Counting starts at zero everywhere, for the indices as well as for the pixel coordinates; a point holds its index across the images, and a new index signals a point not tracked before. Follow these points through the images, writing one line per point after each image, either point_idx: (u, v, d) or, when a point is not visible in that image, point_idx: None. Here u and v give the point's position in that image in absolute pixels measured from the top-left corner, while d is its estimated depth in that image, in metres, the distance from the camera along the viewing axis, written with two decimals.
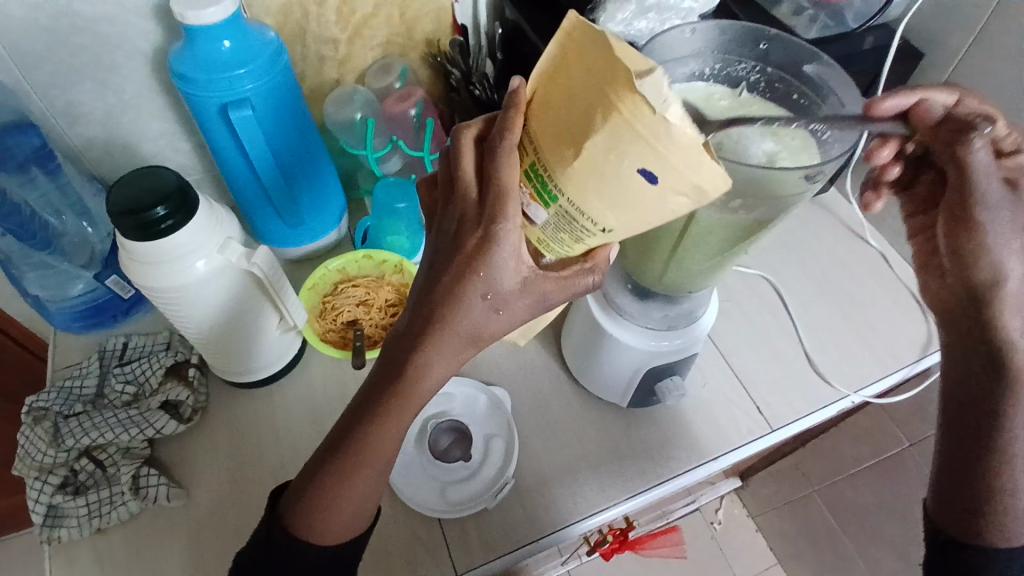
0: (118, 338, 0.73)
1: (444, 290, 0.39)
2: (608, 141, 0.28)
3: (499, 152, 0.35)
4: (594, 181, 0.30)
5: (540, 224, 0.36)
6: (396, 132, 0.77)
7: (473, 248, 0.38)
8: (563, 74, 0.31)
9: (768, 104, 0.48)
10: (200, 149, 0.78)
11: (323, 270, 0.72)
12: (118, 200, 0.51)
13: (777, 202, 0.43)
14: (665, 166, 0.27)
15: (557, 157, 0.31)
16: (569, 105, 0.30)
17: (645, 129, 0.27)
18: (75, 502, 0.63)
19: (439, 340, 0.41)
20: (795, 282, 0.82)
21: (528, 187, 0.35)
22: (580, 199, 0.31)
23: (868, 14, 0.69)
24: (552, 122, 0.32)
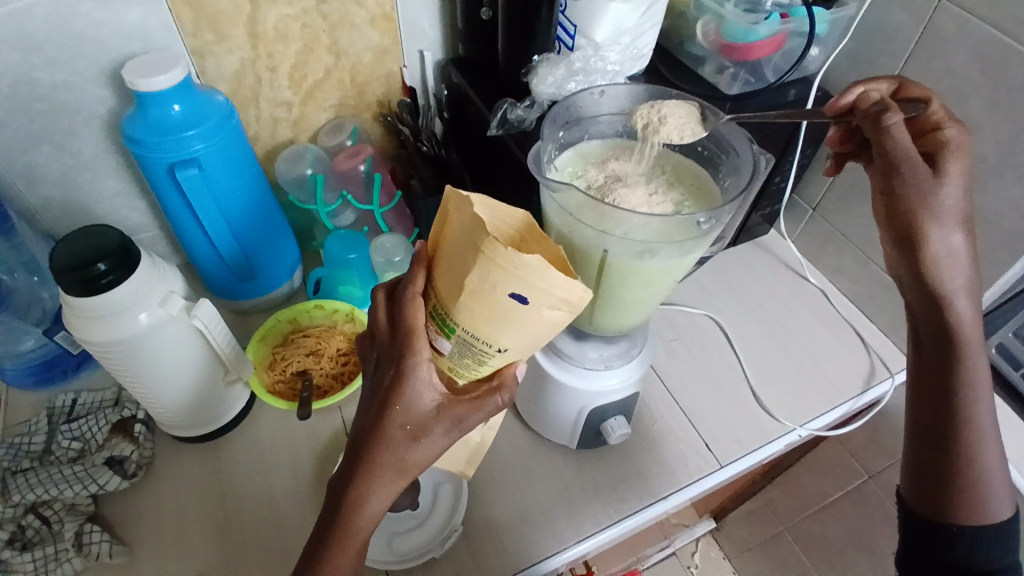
0: (67, 395, 0.73)
1: (370, 427, 0.44)
2: (482, 274, 0.37)
3: (405, 298, 0.43)
4: (483, 310, 0.39)
5: (448, 353, 0.44)
6: (347, 187, 0.81)
7: (390, 382, 0.44)
8: (447, 230, 0.41)
9: (676, 159, 0.52)
10: (155, 207, 0.80)
11: (273, 320, 0.75)
12: (61, 255, 0.52)
13: (679, 248, 0.44)
14: (528, 286, 0.37)
15: (452, 298, 0.40)
16: (454, 254, 0.39)
17: (510, 263, 0.36)
18: (22, 558, 0.61)
19: (370, 472, 0.45)
20: (740, 322, 0.85)
21: (433, 324, 0.43)
22: (475, 326, 0.40)
23: (785, 69, 0.75)
24: (444, 271, 0.41)
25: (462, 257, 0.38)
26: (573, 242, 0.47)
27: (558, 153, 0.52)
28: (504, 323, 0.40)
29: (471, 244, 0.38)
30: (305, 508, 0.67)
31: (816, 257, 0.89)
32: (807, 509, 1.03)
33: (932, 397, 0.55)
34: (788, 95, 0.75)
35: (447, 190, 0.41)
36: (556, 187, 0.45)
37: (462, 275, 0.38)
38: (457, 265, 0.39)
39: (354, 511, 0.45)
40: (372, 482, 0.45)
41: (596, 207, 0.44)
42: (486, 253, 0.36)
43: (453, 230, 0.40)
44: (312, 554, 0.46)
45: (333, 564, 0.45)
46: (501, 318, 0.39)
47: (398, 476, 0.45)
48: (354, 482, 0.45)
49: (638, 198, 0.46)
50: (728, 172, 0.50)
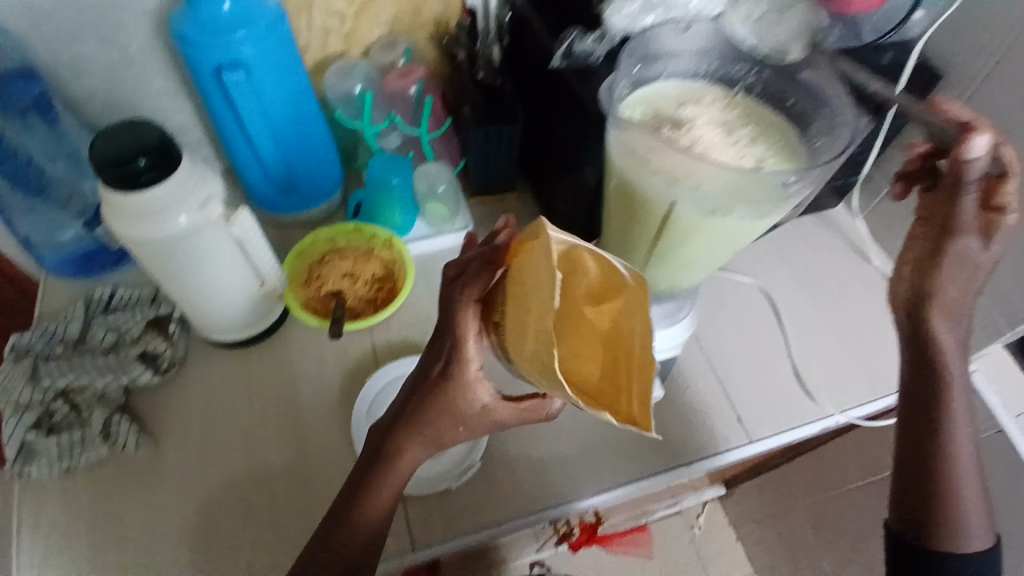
0: (105, 288, 0.73)
1: (417, 407, 0.47)
2: (542, 352, 0.37)
3: (460, 310, 0.43)
4: (540, 370, 0.39)
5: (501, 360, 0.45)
6: (395, 108, 0.77)
7: (439, 377, 0.46)
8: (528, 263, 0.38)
9: (761, 108, 0.46)
10: (200, 109, 0.78)
11: (312, 237, 0.74)
12: (101, 147, 0.50)
13: (759, 207, 0.41)
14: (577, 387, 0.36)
15: (514, 339, 0.40)
16: (523, 307, 0.38)
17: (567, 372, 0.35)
18: (48, 441, 0.63)
19: (410, 439, 0.49)
20: (791, 296, 0.80)
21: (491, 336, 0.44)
22: (529, 367, 0.40)
23: (885, 28, 0.66)
24: (512, 308, 0.40)
25: (529, 320, 0.37)
26: (637, 190, 0.43)
27: (630, 93, 0.46)
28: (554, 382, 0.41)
29: (538, 323, 0.36)
30: (330, 427, 0.68)
31: (883, 237, 0.83)
32: (826, 491, 1.01)
33: (916, 434, 0.55)
34: (884, 59, 0.65)
35: (539, 224, 0.37)
36: (628, 126, 0.41)
37: (525, 337, 0.38)
38: (524, 324, 0.38)
39: (393, 467, 0.49)
40: (411, 452, 0.49)
41: (668, 150, 0.40)
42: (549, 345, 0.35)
43: (527, 282, 0.37)
44: (352, 490, 0.50)
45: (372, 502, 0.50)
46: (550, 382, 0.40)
47: (433, 445, 0.49)
48: (395, 439, 0.49)
49: (721, 146, 0.42)
50: (822, 132, 0.45)
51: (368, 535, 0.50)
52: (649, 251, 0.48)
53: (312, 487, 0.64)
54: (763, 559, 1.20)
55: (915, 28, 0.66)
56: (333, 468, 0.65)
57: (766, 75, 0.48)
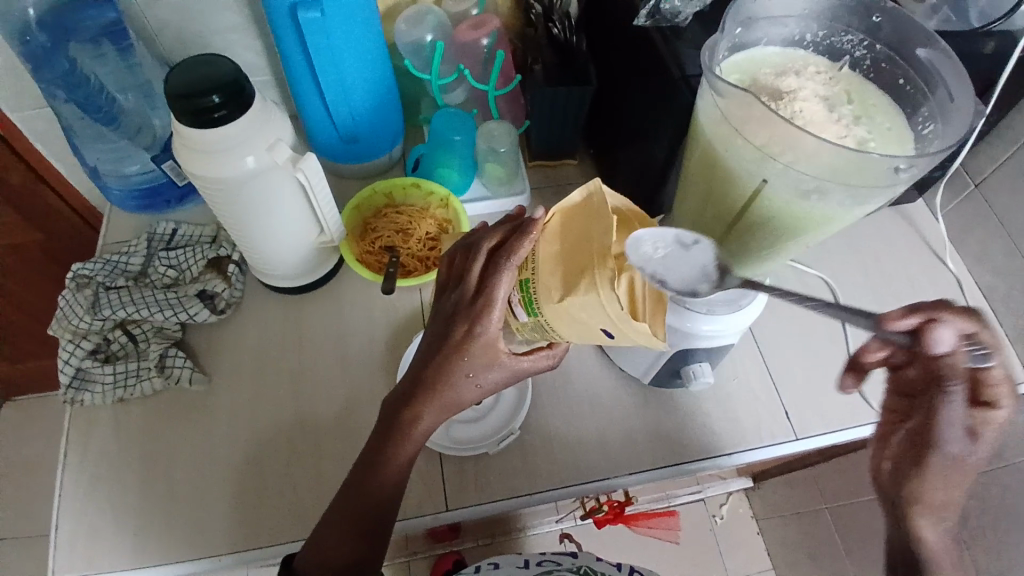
0: (167, 224, 0.75)
1: (438, 370, 0.47)
2: (583, 302, 0.39)
3: (503, 269, 0.43)
4: (571, 321, 0.42)
5: (519, 320, 0.46)
6: (463, 61, 0.75)
7: (462, 337, 0.45)
8: (573, 220, 0.42)
9: (867, 86, 0.43)
10: (270, 51, 0.77)
11: (369, 192, 0.73)
12: (176, 81, 0.50)
13: (861, 192, 0.38)
14: (618, 328, 0.40)
15: (549, 282, 0.41)
16: (574, 251, 0.41)
17: (618, 316, 0.39)
18: (103, 370, 0.66)
19: (428, 400, 0.48)
20: (853, 291, 0.77)
21: (519, 293, 0.45)
22: (555, 319, 0.43)
23: (993, 15, 0.59)
24: (552, 255, 0.42)
25: (582, 254, 0.40)
26: (726, 163, 0.42)
27: (727, 56, 0.44)
28: (578, 329, 0.43)
29: (596, 250, 0.39)
30: (374, 379, 0.68)
31: (963, 239, 0.77)
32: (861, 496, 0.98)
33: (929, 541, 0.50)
34: (986, 49, 0.58)
35: (591, 185, 0.42)
36: (724, 90, 0.39)
37: (574, 277, 0.40)
38: (567, 270, 0.41)
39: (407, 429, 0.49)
40: (424, 414, 0.48)
41: (768, 121, 0.38)
42: (597, 286, 0.38)
43: (577, 230, 0.41)
44: (375, 447, 0.50)
45: (389, 460, 0.49)
46: (578, 326, 0.42)
47: (450, 409, 0.49)
48: (412, 407, 0.48)
49: (822, 121, 0.39)
50: (931, 117, 0.42)
51: (390, 480, 0.50)
52: (728, 230, 0.47)
53: (352, 437, 0.65)
54: (783, 556, 1.17)
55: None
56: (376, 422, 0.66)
57: (877, 49, 0.45)
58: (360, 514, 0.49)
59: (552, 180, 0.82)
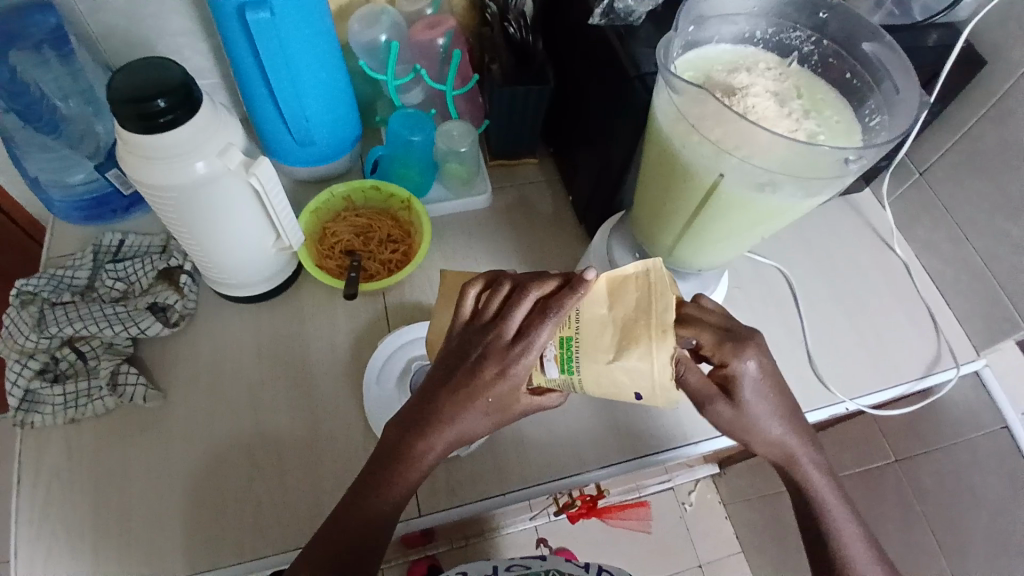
0: (114, 235, 0.72)
1: (455, 407, 0.46)
2: (637, 366, 0.42)
3: (552, 319, 0.43)
4: (605, 384, 0.44)
5: (546, 376, 0.45)
6: (421, 61, 0.75)
7: (488, 378, 0.45)
8: (627, 289, 0.44)
9: (816, 81, 0.45)
10: (218, 53, 0.75)
11: (328, 195, 0.71)
12: (118, 85, 0.48)
13: (810, 184, 0.39)
14: (653, 394, 0.43)
15: (596, 342, 0.43)
16: (624, 317, 0.43)
17: (662, 384, 0.42)
18: (53, 391, 0.63)
19: (439, 432, 0.47)
20: (809, 280, 0.79)
21: (555, 349, 0.45)
22: (589, 380, 0.44)
23: (936, 8, 0.64)
24: (602, 318, 0.44)
25: (636, 321, 0.43)
26: (683, 159, 0.42)
27: (682, 54, 0.45)
28: (605, 392, 0.44)
29: (652, 321, 0.42)
30: (339, 386, 0.67)
31: (910, 227, 0.80)
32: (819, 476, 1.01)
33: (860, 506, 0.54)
34: (930, 40, 0.62)
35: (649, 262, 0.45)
36: (679, 87, 0.40)
37: (629, 341, 0.42)
38: (621, 335, 0.43)
39: (410, 458, 0.48)
40: (431, 442, 0.48)
41: (723, 116, 0.39)
42: (655, 354, 0.42)
43: (631, 299, 0.44)
44: (375, 472, 0.49)
45: (389, 484, 0.49)
46: (610, 390, 0.44)
47: (456, 442, 0.49)
48: (420, 438, 0.48)
49: (773, 116, 0.40)
50: (877, 109, 0.44)
51: (387, 507, 0.49)
52: (687, 225, 0.47)
53: (319, 447, 0.63)
54: (749, 539, 1.20)
55: (966, 9, 0.65)
56: (344, 432, 0.64)
57: (825, 45, 0.46)
58: (352, 540, 0.48)
59: (513, 180, 0.82)
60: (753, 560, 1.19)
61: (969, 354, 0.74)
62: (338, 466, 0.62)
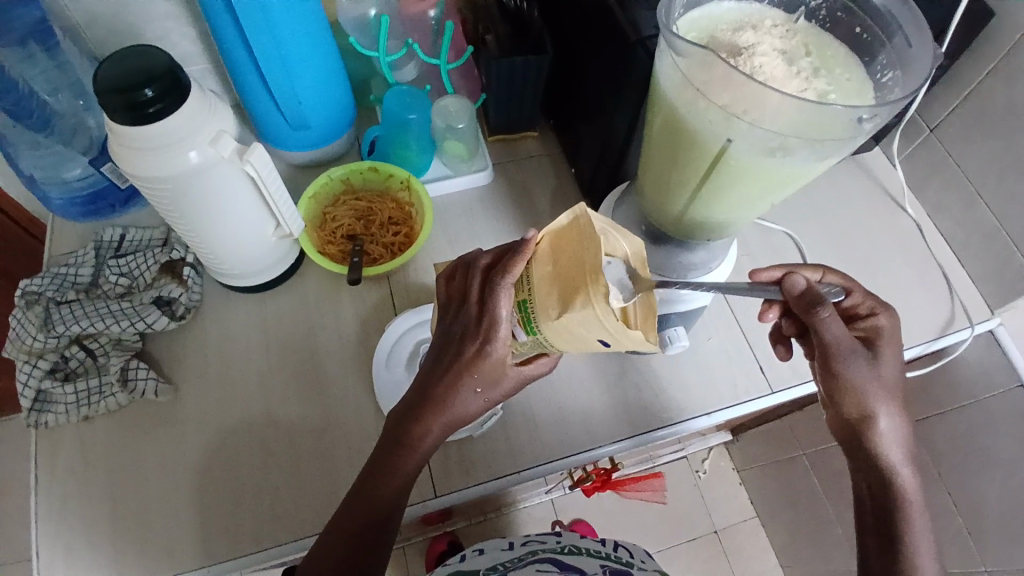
0: (115, 230, 0.71)
1: (445, 389, 0.47)
2: (580, 320, 0.36)
3: (500, 289, 0.41)
4: (570, 338, 0.40)
5: (520, 340, 0.44)
6: (413, 36, 0.74)
7: (471, 356, 0.45)
8: (565, 239, 0.38)
9: (824, 37, 0.43)
10: (206, 38, 0.73)
11: (325, 179, 0.70)
12: (104, 75, 0.46)
13: (822, 146, 0.38)
14: (616, 341, 0.38)
15: (544, 301, 0.39)
16: (563, 272, 0.38)
17: (614, 330, 0.36)
18: (64, 389, 0.63)
19: (436, 412, 0.48)
20: (819, 244, 0.78)
21: (517, 314, 0.42)
22: (554, 337, 0.40)
23: None
24: (545, 276, 0.39)
25: (573, 273, 0.37)
26: (689, 124, 0.41)
27: (684, 14, 0.43)
28: (577, 344, 0.40)
29: (586, 268, 0.36)
30: (348, 372, 0.67)
31: (921, 186, 0.78)
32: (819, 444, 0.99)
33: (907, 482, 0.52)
34: None
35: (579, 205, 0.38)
36: (683, 50, 0.38)
37: (568, 295, 0.37)
38: (562, 290, 0.37)
39: (410, 441, 0.49)
40: (429, 423, 0.48)
41: (730, 78, 0.37)
42: (591, 306, 0.35)
43: (567, 251, 0.38)
44: (380, 453, 0.50)
45: (393, 468, 0.49)
46: (576, 342, 0.39)
47: (456, 423, 0.49)
48: (420, 421, 0.48)
49: (784, 76, 0.39)
50: (890, 65, 0.42)
51: (398, 489, 0.49)
52: (694, 194, 0.46)
53: (333, 432, 0.63)
54: (764, 505, 1.20)
55: None
56: (355, 417, 0.64)
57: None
58: (372, 526, 0.48)
59: (513, 155, 0.81)
60: (768, 525, 1.20)
61: (984, 314, 0.74)
62: (352, 450, 0.63)
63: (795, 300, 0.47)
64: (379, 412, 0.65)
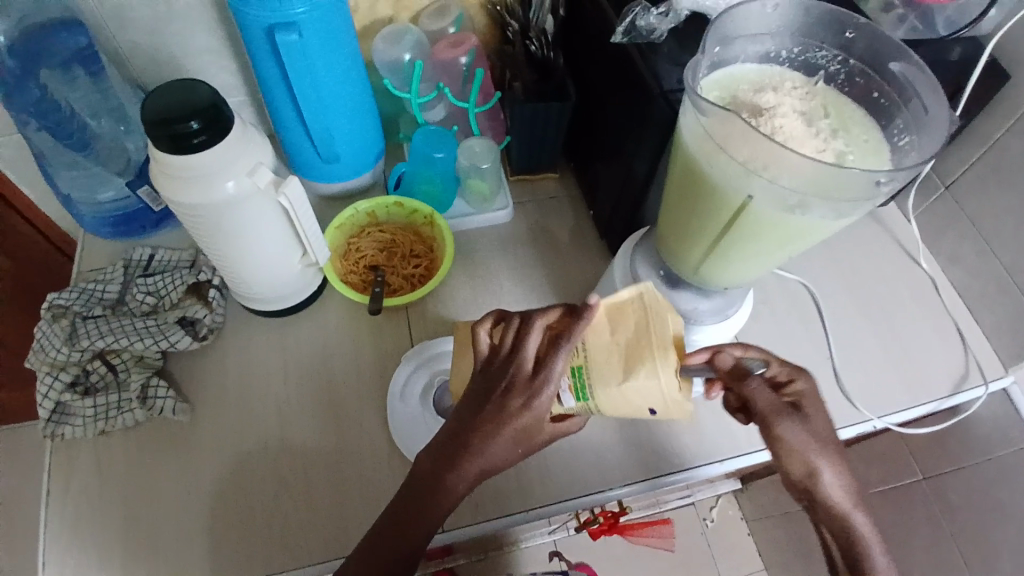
0: (144, 250, 0.74)
1: (480, 441, 0.46)
2: (646, 387, 0.43)
3: (562, 348, 0.44)
4: (620, 406, 0.45)
5: (565, 405, 0.46)
6: (443, 79, 0.76)
7: (515, 411, 0.44)
8: (627, 314, 0.45)
9: (840, 99, 0.45)
10: (245, 72, 0.77)
11: (352, 211, 0.72)
12: (153, 106, 0.49)
13: (838, 204, 0.39)
14: (665, 410, 0.44)
15: (606, 368, 0.44)
16: (625, 343, 0.44)
17: (670, 398, 0.43)
18: (83, 403, 0.65)
19: (467, 464, 0.46)
20: (833, 295, 0.78)
21: (568, 380, 0.45)
22: (604, 405, 0.45)
23: (959, 22, 0.62)
24: (604, 346, 0.45)
25: (639, 343, 0.44)
26: (710, 179, 0.42)
27: (707, 73, 0.45)
28: (622, 411, 0.46)
29: (651, 340, 0.44)
30: (362, 399, 0.68)
31: (936, 240, 0.79)
32: None
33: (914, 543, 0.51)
34: (952, 54, 0.61)
35: (641, 285, 0.46)
36: (706, 109, 0.40)
37: (636, 362, 0.43)
38: (629, 362, 0.43)
39: (435, 490, 0.47)
40: (455, 475, 0.47)
41: (750, 137, 0.39)
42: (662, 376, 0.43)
43: (629, 325, 0.45)
44: (401, 497, 0.49)
45: (416, 517, 0.48)
46: (624, 409, 0.45)
47: (487, 473, 0.48)
48: (453, 470, 0.47)
49: (803, 137, 0.40)
50: (906, 128, 0.43)
51: (421, 534, 0.49)
52: (713, 245, 0.48)
53: (344, 458, 0.64)
54: (773, 558, 1.17)
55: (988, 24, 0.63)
56: (367, 445, 0.65)
57: (851, 64, 0.46)
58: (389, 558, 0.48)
59: (533, 194, 0.83)
60: None
61: (997, 371, 0.73)
62: (361, 478, 0.63)
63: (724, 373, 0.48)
64: (390, 442, 0.65)
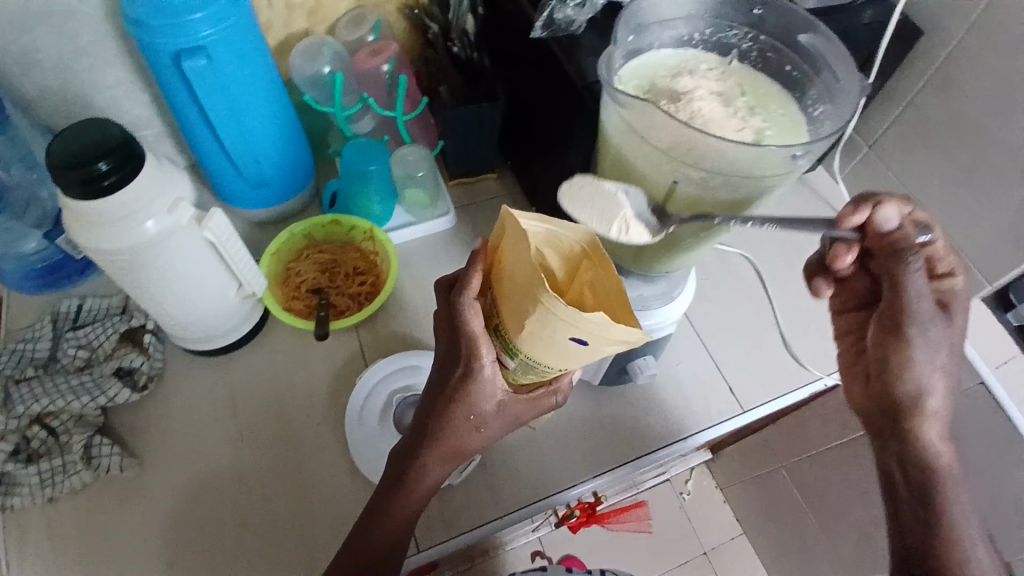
0: (71, 301, 0.70)
1: (437, 415, 0.47)
2: (540, 320, 0.36)
3: (463, 306, 0.41)
4: (547, 346, 0.38)
5: (512, 367, 0.43)
6: (367, 90, 0.74)
7: (458, 381, 0.45)
8: (506, 248, 0.39)
9: (756, 78, 0.46)
10: (160, 101, 0.73)
11: (287, 234, 0.70)
12: (56, 152, 0.46)
13: (757, 181, 0.40)
14: (587, 335, 0.35)
15: (510, 315, 0.38)
16: (512, 284, 0.38)
17: (570, 318, 0.34)
18: (27, 471, 0.60)
19: (433, 451, 0.49)
20: (774, 265, 0.80)
21: (497, 342, 0.42)
22: (535, 351, 0.39)
23: None
24: (503, 293, 0.39)
25: (518, 276, 0.37)
26: (638, 169, 0.43)
27: (624, 63, 0.45)
28: (557, 351, 0.39)
29: (525, 269, 0.36)
30: (321, 426, 0.66)
31: None
32: (800, 454, 1.01)
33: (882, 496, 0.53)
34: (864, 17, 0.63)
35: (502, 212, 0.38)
36: (626, 101, 0.40)
37: (522, 299, 0.36)
38: (519, 302, 0.37)
39: (413, 480, 0.50)
40: (425, 461, 0.49)
41: (670, 126, 0.39)
42: (544, 304, 0.34)
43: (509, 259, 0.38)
44: (376, 499, 0.51)
45: (393, 511, 0.50)
46: (552, 348, 0.38)
47: (457, 455, 0.50)
48: (420, 458, 0.49)
49: (721, 118, 0.41)
50: (820, 99, 0.44)
51: (399, 527, 0.50)
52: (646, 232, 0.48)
53: (309, 487, 0.62)
54: (749, 521, 1.21)
55: None
56: (331, 473, 0.63)
57: (761, 40, 0.47)
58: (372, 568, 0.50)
59: (474, 196, 0.82)
60: (756, 542, 1.20)
61: None
62: (329, 506, 0.61)
63: (879, 241, 0.46)
64: (354, 467, 0.63)
